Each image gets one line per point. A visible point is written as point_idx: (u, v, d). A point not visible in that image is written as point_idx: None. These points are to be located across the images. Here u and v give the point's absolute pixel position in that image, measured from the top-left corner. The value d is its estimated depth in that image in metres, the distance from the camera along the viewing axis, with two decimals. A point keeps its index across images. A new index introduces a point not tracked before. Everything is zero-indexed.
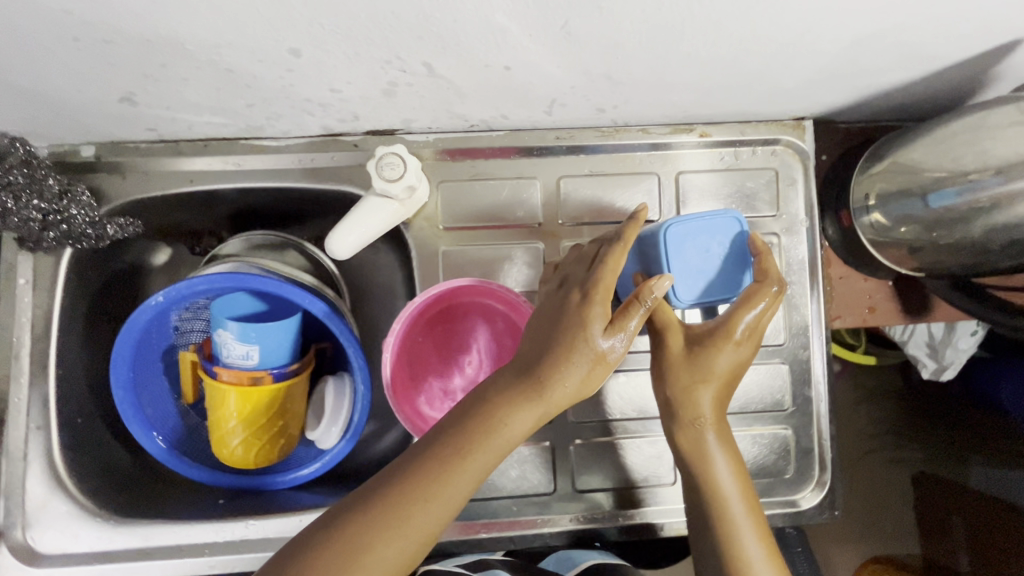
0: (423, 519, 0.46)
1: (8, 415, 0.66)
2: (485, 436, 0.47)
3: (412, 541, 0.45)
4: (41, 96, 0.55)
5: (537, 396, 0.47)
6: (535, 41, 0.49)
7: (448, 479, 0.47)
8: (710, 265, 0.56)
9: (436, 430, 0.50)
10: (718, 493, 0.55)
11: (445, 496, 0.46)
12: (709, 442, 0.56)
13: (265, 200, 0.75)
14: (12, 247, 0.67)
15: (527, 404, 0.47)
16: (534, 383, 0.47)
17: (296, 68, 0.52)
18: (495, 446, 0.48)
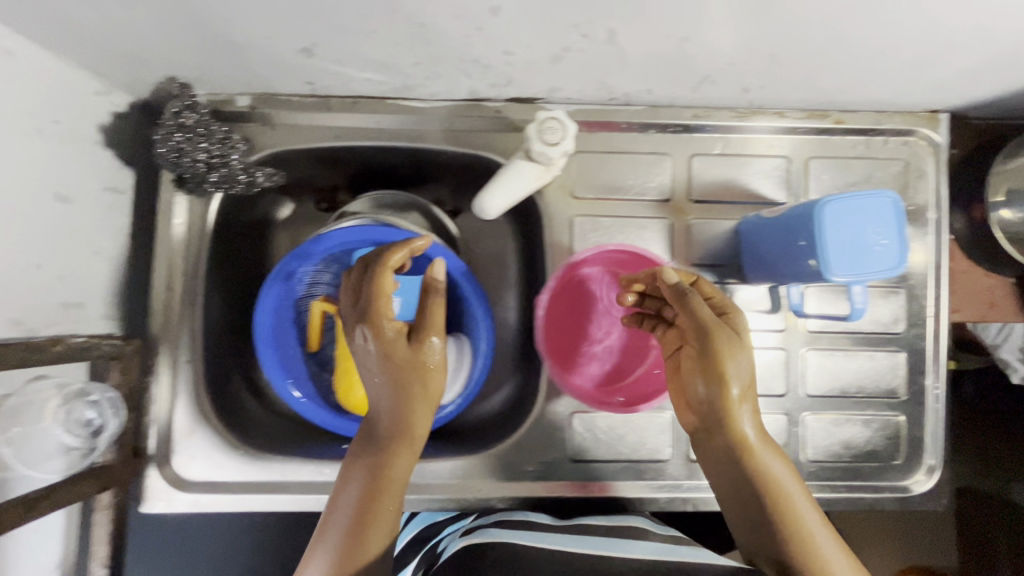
0: (387, 511, 0.57)
1: (157, 347, 0.69)
2: (382, 456, 0.60)
3: (394, 512, 0.58)
4: (231, 41, 0.58)
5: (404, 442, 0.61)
6: (726, 11, 0.51)
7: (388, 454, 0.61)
8: (863, 244, 0.56)
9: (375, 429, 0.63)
10: (779, 499, 0.56)
11: (384, 496, 0.58)
12: (755, 444, 0.57)
13: (398, 161, 0.78)
14: (168, 188, 0.70)
15: (399, 451, 0.60)
16: (396, 425, 0.61)
17: (486, 26, 0.53)
18: (403, 465, 0.60)
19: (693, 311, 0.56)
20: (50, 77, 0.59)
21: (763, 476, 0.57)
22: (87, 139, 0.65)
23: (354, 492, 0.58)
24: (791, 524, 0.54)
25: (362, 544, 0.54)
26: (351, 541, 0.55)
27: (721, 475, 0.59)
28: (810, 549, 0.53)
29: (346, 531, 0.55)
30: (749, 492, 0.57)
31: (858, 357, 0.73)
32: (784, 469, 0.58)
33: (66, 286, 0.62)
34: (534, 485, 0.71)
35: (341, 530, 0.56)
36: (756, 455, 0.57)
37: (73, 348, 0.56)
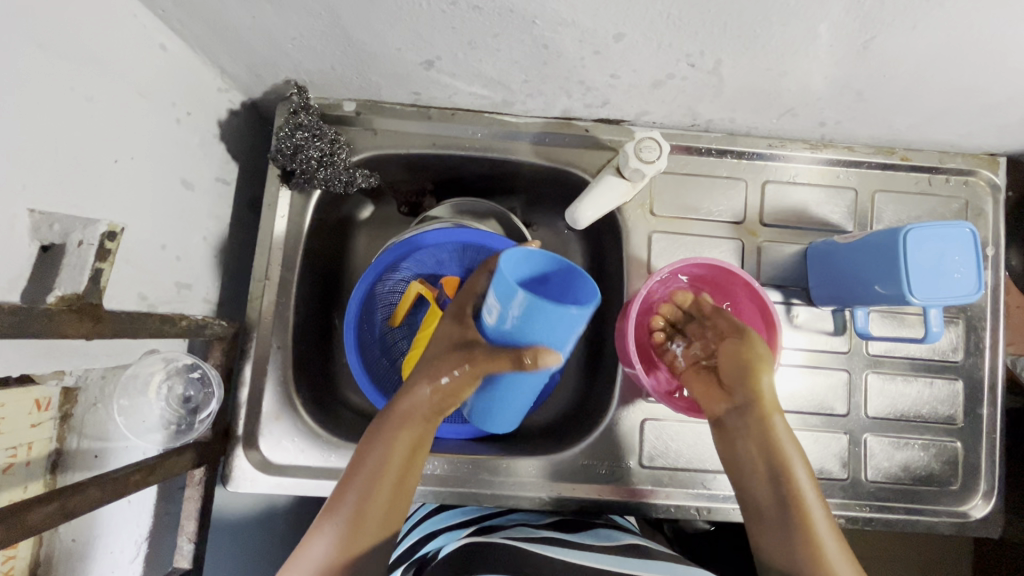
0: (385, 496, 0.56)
1: (251, 332, 0.72)
2: (414, 430, 0.58)
3: (399, 490, 0.57)
4: (362, 49, 0.63)
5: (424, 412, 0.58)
6: (829, 51, 0.56)
7: (402, 434, 0.58)
8: (942, 270, 0.60)
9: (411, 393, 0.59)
10: (799, 494, 0.58)
11: (395, 467, 0.57)
12: (778, 429, 0.60)
13: (483, 172, 0.82)
14: (271, 183, 0.74)
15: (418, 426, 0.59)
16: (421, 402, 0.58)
17: (605, 51, 0.58)
18: (416, 437, 0.58)
19: (728, 321, 0.66)
20: (188, 72, 0.64)
21: (787, 477, 0.59)
22: (208, 132, 0.69)
23: (372, 463, 0.56)
24: (805, 517, 0.57)
25: (368, 505, 0.55)
26: (362, 507, 0.54)
27: (755, 476, 0.60)
28: (818, 551, 0.55)
29: (360, 498, 0.55)
30: (779, 493, 0.59)
31: (918, 382, 0.76)
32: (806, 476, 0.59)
33: (180, 267, 0.66)
34: (607, 487, 0.72)
35: (345, 512, 0.54)
36: (782, 455, 0.59)
37: (192, 325, 0.59)
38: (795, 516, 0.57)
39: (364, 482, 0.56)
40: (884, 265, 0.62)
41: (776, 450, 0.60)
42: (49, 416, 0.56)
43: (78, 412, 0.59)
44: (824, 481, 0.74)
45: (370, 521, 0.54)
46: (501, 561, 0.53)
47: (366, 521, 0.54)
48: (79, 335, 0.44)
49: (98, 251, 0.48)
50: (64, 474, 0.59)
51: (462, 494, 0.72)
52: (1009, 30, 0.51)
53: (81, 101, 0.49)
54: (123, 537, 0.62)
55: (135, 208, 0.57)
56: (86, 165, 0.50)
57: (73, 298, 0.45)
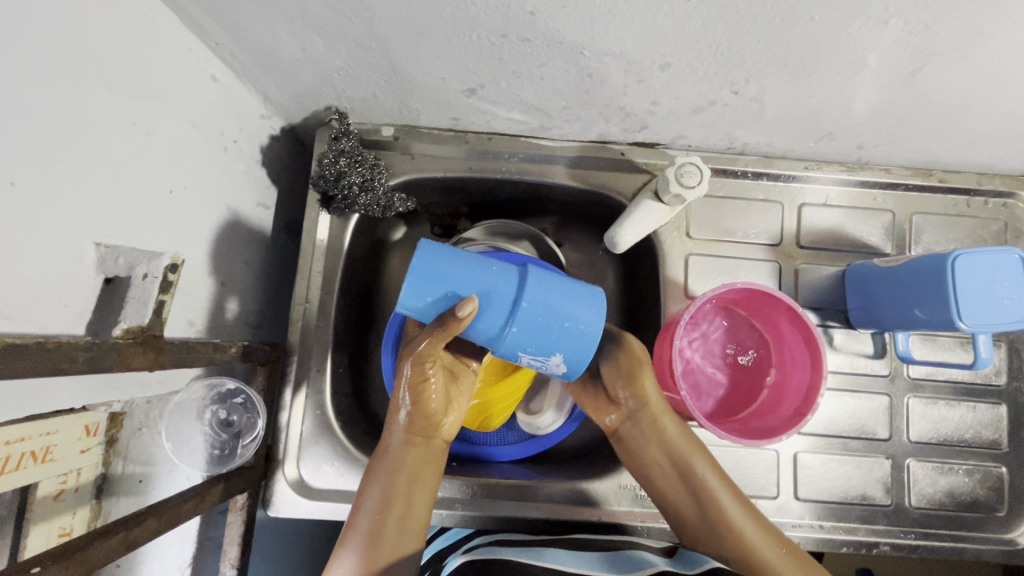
0: (394, 529, 0.58)
1: (292, 356, 0.72)
2: (408, 466, 0.61)
3: (410, 522, 0.59)
4: (406, 78, 0.64)
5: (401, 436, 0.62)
6: (876, 80, 0.56)
7: (405, 470, 0.61)
8: (988, 287, 0.59)
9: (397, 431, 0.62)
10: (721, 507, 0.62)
11: (395, 510, 0.59)
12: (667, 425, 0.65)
13: (517, 195, 0.82)
14: (311, 207, 0.75)
15: (404, 449, 0.62)
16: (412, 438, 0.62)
17: (650, 79, 0.59)
18: (411, 474, 0.61)
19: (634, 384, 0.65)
20: (235, 101, 0.65)
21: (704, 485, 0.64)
22: (251, 158, 0.70)
23: (370, 510, 0.59)
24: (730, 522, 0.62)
25: (378, 541, 0.57)
26: (370, 542, 0.57)
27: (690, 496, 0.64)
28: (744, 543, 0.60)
29: (367, 540, 0.57)
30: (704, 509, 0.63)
31: (960, 407, 0.75)
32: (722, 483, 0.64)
33: (224, 292, 0.66)
34: (648, 513, 0.72)
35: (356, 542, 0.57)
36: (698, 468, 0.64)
37: (239, 352, 0.59)
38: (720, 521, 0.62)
39: (371, 519, 0.58)
40: (930, 290, 0.61)
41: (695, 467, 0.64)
42: (97, 442, 0.56)
43: (123, 437, 0.59)
44: (866, 507, 0.73)
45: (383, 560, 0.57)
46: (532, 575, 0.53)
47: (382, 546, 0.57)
48: (142, 367, 0.45)
49: (161, 283, 0.50)
50: (111, 499, 0.59)
51: (497, 519, 0.72)
52: None
53: (140, 134, 0.50)
54: (168, 562, 0.62)
55: (186, 235, 0.58)
56: (144, 197, 0.51)
57: (137, 330, 0.47)
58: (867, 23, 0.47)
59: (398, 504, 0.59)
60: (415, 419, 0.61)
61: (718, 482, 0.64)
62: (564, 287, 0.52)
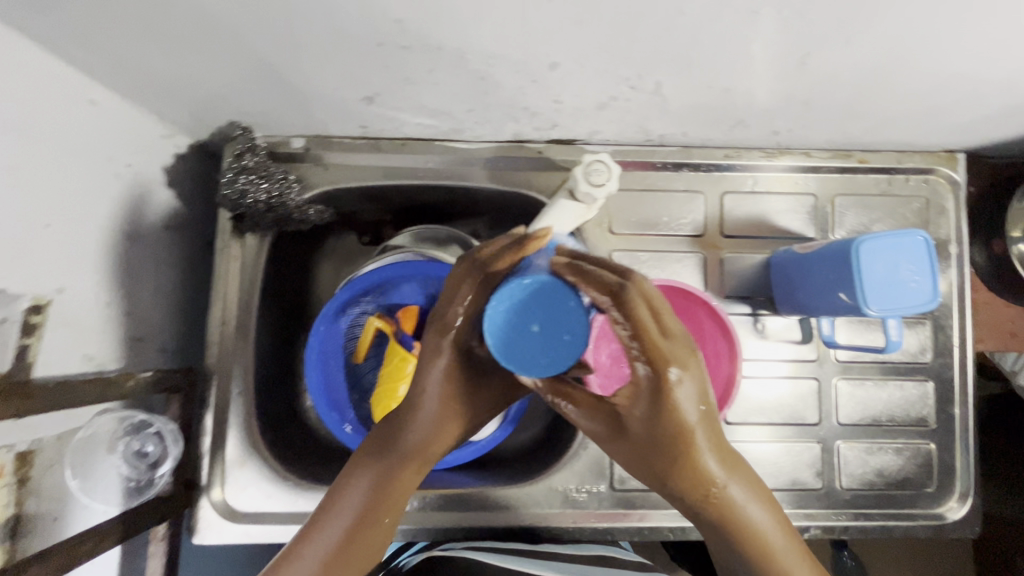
0: (376, 535, 0.51)
1: (212, 381, 0.71)
2: (413, 465, 0.52)
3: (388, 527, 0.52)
4: (298, 91, 0.62)
5: (418, 452, 0.52)
6: (768, 69, 0.55)
7: (409, 469, 0.52)
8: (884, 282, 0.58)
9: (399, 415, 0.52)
10: (764, 547, 0.49)
11: (387, 512, 0.51)
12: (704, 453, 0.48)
13: (441, 199, 0.81)
14: (223, 226, 0.73)
15: (412, 461, 0.52)
16: (429, 433, 0.52)
17: (543, 79, 0.57)
18: (411, 474, 0.53)
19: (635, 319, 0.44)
20: (124, 123, 0.62)
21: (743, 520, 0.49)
22: (151, 180, 0.68)
23: (353, 510, 0.50)
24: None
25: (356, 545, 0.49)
26: (341, 552, 0.49)
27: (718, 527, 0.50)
28: None
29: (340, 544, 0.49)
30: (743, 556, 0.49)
31: (888, 387, 0.75)
32: (775, 522, 0.50)
33: (130, 321, 0.64)
34: (579, 513, 0.72)
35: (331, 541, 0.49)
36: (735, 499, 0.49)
37: (139, 384, 0.62)
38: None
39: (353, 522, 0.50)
40: (839, 277, 0.61)
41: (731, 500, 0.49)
42: (7, 482, 0.49)
43: (36, 475, 0.52)
44: (796, 493, 0.74)
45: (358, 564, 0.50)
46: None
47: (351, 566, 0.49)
48: None
49: (24, 326, 0.50)
50: (25, 541, 0.50)
51: (430, 530, 0.72)
52: (945, 38, 0.50)
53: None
54: None
55: (73, 269, 0.56)
56: (12, 235, 0.49)
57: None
58: (738, 15, 0.46)
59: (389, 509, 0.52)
60: (438, 443, 0.53)
61: (775, 531, 0.50)
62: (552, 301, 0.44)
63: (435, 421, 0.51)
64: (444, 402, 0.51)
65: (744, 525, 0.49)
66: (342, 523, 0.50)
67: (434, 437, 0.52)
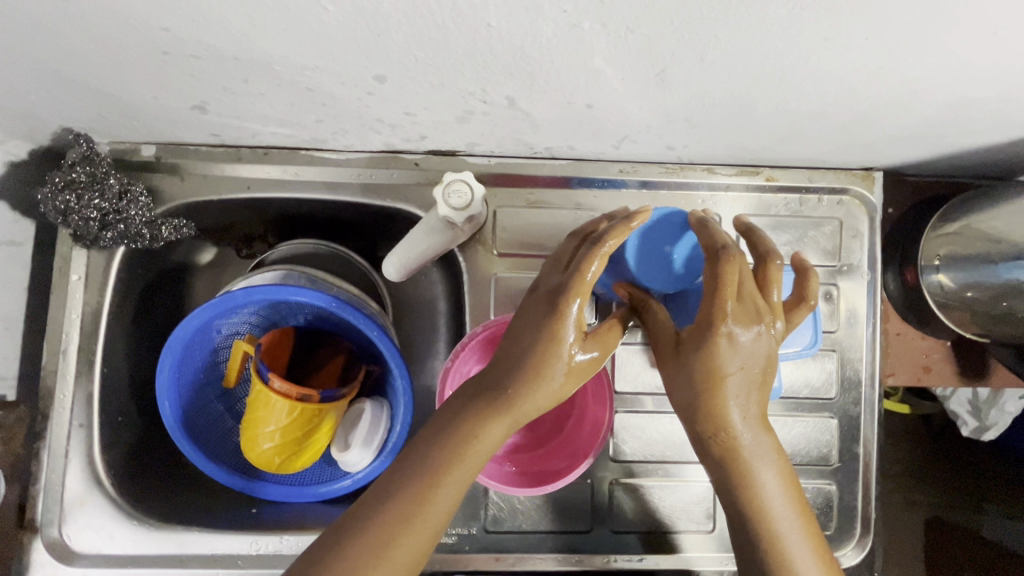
0: (433, 518, 0.47)
1: (51, 412, 0.65)
2: (479, 442, 0.47)
3: (446, 510, 0.48)
4: (115, 98, 0.55)
5: (503, 408, 0.47)
6: (627, 84, 0.49)
7: (472, 443, 0.47)
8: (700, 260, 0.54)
9: (497, 386, 0.47)
10: (764, 510, 0.47)
11: (443, 493, 0.47)
12: (734, 399, 0.45)
13: (318, 213, 0.74)
14: (66, 242, 0.67)
15: (495, 417, 0.47)
16: (511, 398, 0.47)
17: (377, 91, 0.51)
18: (469, 448, 0.47)
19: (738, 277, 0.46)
20: None
21: (748, 483, 0.47)
22: None
23: (406, 488, 0.47)
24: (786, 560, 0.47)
25: (407, 525, 0.46)
26: (386, 533, 0.46)
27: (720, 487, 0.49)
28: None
29: (381, 526, 0.46)
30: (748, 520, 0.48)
31: (789, 423, 0.70)
32: (787, 486, 0.48)
33: None
34: (448, 557, 0.68)
35: (377, 517, 0.46)
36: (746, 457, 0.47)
37: None
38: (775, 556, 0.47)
39: (393, 508, 0.46)
40: None
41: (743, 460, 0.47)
42: None
43: None
44: (684, 534, 0.69)
45: (402, 549, 0.46)
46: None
47: (397, 553, 0.46)
48: None
49: None
50: None
51: None
52: (812, 55, 0.44)
53: None
54: None
55: None
56: None
57: None
58: (559, 27, 0.40)
59: (446, 488, 0.47)
60: (530, 400, 0.47)
61: (782, 501, 0.48)
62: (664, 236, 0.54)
63: (529, 377, 0.47)
64: (506, 367, 0.48)
65: (744, 489, 0.47)
66: (391, 512, 0.46)
67: (526, 393, 0.46)
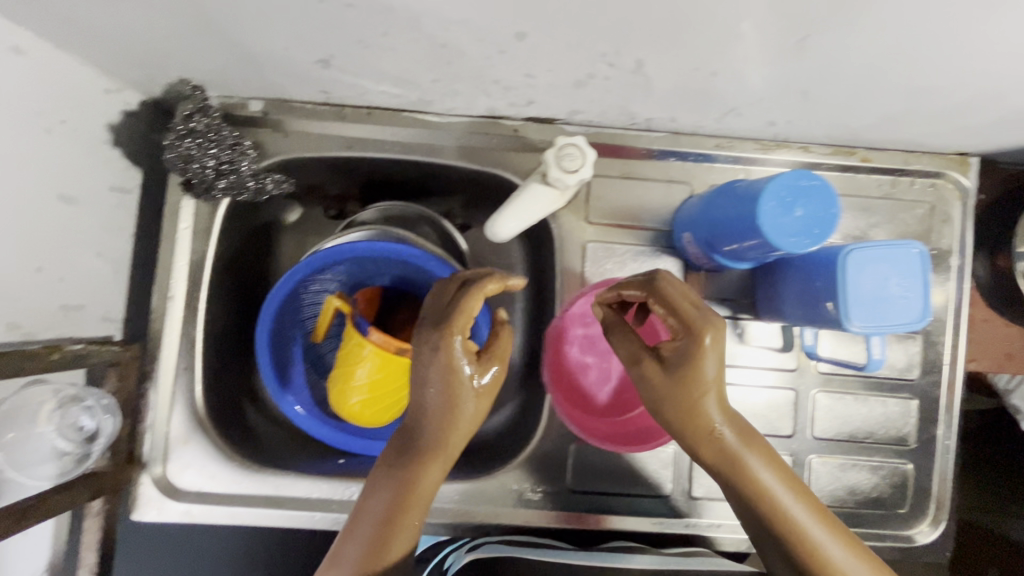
0: (409, 531, 0.52)
1: (157, 354, 0.68)
2: (443, 458, 0.55)
3: (421, 516, 0.54)
4: (246, 48, 0.56)
5: (441, 449, 0.55)
6: (761, 51, 0.49)
7: (434, 461, 0.55)
8: (825, 208, 0.50)
9: (414, 413, 0.57)
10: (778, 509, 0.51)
11: (416, 505, 0.53)
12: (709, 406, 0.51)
13: (410, 176, 0.76)
14: (175, 192, 0.69)
15: (437, 457, 0.55)
16: (437, 435, 0.55)
17: (510, 50, 0.52)
18: (429, 463, 0.55)
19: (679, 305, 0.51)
20: (57, 74, 0.57)
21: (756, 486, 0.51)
22: (94, 139, 0.63)
23: (383, 497, 0.53)
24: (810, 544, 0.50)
25: (394, 527, 0.52)
26: (381, 536, 0.51)
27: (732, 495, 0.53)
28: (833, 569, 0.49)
29: (379, 529, 0.51)
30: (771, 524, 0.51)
31: (869, 402, 0.71)
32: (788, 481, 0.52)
33: (65, 289, 0.61)
34: (533, 513, 0.70)
35: (372, 519, 0.52)
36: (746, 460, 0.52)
37: (71, 356, 0.55)
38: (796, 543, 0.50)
39: (380, 518, 0.52)
40: (824, 287, 0.56)
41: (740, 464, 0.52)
42: None
43: None
44: None
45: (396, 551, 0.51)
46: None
47: (391, 554, 0.51)
48: None
49: None
50: None
51: None
52: (959, 28, 0.44)
53: None
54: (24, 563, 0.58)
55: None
56: None
57: None
58: None
59: (416, 499, 0.53)
60: (455, 432, 0.56)
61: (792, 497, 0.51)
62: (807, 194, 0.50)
63: (432, 410, 0.55)
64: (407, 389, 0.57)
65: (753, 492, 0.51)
66: (377, 519, 0.51)
67: (446, 427, 0.55)
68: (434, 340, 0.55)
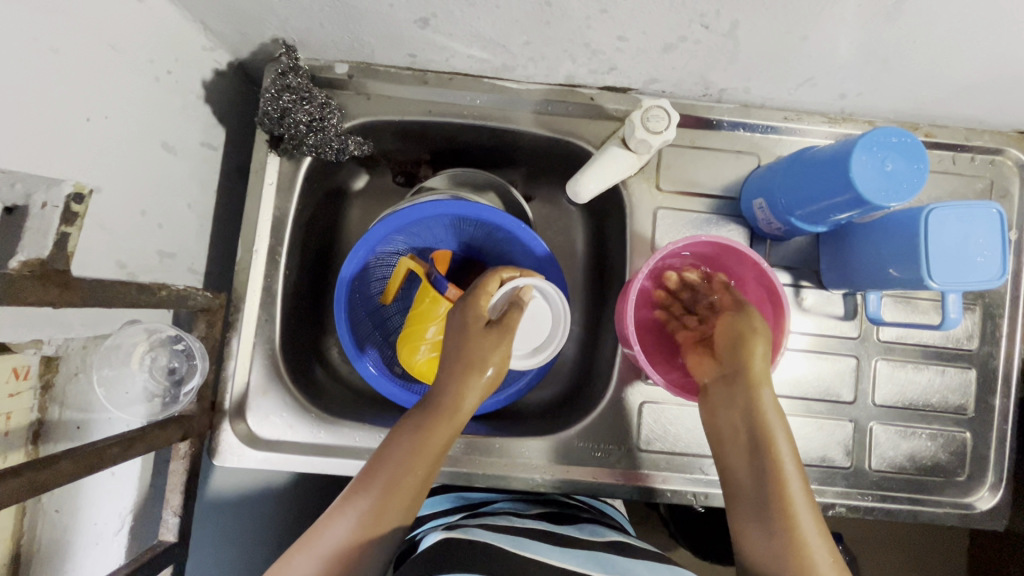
0: (409, 490, 0.55)
1: (238, 306, 0.69)
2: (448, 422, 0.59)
3: (423, 482, 0.57)
4: (351, 6, 0.59)
5: (445, 410, 0.60)
6: (856, 12, 0.52)
7: (440, 426, 0.59)
8: (913, 161, 0.53)
9: (432, 394, 0.61)
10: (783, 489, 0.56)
11: (418, 467, 0.56)
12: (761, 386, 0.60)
13: (482, 143, 0.78)
14: (260, 150, 0.71)
15: (440, 421, 0.59)
16: (446, 398, 0.60)
17: (612, 9, 0.54)
18: (429, 425, 0.59)
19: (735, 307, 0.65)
20: (169, 26, 0.59)
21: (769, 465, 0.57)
22: (193, 94, 0.65)
23: (396, 453, 0.57)
24: (790, 515, 0.54)
25: (396, 487, 0.55)
26: (388, 489, 0.55)
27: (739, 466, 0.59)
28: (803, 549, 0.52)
29: (382, 489, 0.55)
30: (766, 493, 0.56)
31: (929, 370, 0.73)
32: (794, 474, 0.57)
33: (162, 235, 0.63)
34: (600, 470, 0.71)
35: (377, 479, 0.55)
36: (767, 444, 0.58)
37: (173, 295, 0.55)
38: (781, 517, 0.54)
39: (391, 469, 0.56)
40: (903, 248, 0.58)
41: (764, 445, 0.58)
42: (29, 386, 0.57)
43: (59, 381, 0.60)
44: (827, 470, 0.72)
45: (388, 522, 0.54)
46: (507, 552, 0.52)
47: (388, 515, 0.54)
48: (44, 305, 0.41)
49: (62, 214, 0.43)
50: (46, 444, 0.60)
51: (460, 476, 0.70)
52: None
53: (49, 53, 0.46)
54: (107, 510, 0.63)
55: (110, 172, 0.54)
56: (55, 125, 0.47)
57: (37, 264, 0.41)
58: None
59: (418, 465, 0.57)
60: (460, 399, 0.60)
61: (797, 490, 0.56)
62: (897, 150, 0.53)
63: (452, 377, 0.61)
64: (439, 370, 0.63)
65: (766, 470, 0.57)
66: (386, 473, 0.55)
67: (454, 394, 0.60)
68: (459, 315, 0.64)
